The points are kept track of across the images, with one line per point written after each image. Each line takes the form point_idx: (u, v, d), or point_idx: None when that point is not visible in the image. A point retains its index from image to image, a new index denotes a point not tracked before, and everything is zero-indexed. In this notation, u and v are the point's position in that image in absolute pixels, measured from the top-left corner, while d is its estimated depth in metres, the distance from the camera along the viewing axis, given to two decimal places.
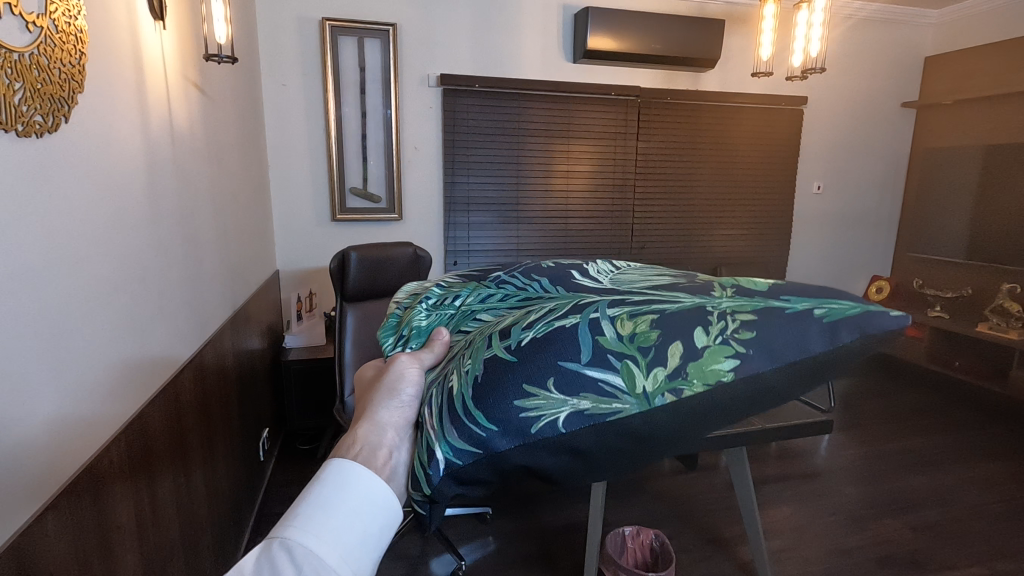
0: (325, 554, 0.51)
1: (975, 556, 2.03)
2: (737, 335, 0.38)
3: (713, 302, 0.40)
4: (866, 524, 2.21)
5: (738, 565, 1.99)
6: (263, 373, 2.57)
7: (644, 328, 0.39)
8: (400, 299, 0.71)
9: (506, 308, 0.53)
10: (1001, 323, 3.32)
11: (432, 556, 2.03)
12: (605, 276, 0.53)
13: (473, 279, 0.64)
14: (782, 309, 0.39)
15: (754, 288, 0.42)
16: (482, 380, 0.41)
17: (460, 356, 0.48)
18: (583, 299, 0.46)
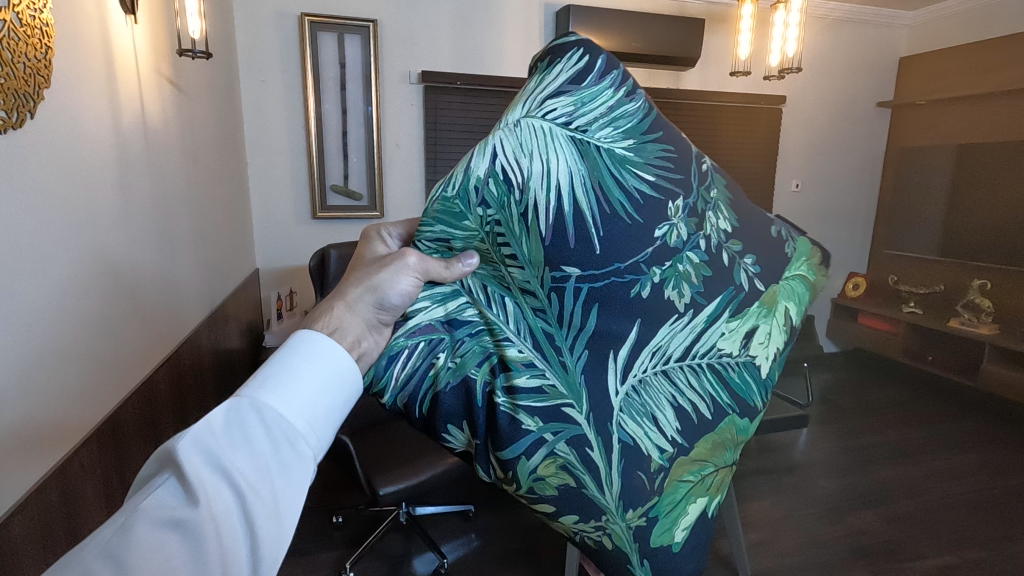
0: (295, 422, 0.60)
1: (947, 546, 2.08)
2: (587, 535, 0.77)
3: (609, 520, 0.76)
4: (843, 516, 2.26)
5: (717, 559, 2.01)
6: (243, 373, 2.54)
7: (549, 483, 0.75)
8: (503, 150, 0.75)
9: (522, 326, 0.79)
10: (972, 319, 3.40)
11: (414, 555, 2.02)
12: (632, 380, 0.79)
13: (545, 239, 0.76)
14: (624, 557, 0.76)
15: (651, 539, 0.76)
16: (447, 391, 0.77)
17: (456, 342, 0.79)
18: (568, 408, 0.76)
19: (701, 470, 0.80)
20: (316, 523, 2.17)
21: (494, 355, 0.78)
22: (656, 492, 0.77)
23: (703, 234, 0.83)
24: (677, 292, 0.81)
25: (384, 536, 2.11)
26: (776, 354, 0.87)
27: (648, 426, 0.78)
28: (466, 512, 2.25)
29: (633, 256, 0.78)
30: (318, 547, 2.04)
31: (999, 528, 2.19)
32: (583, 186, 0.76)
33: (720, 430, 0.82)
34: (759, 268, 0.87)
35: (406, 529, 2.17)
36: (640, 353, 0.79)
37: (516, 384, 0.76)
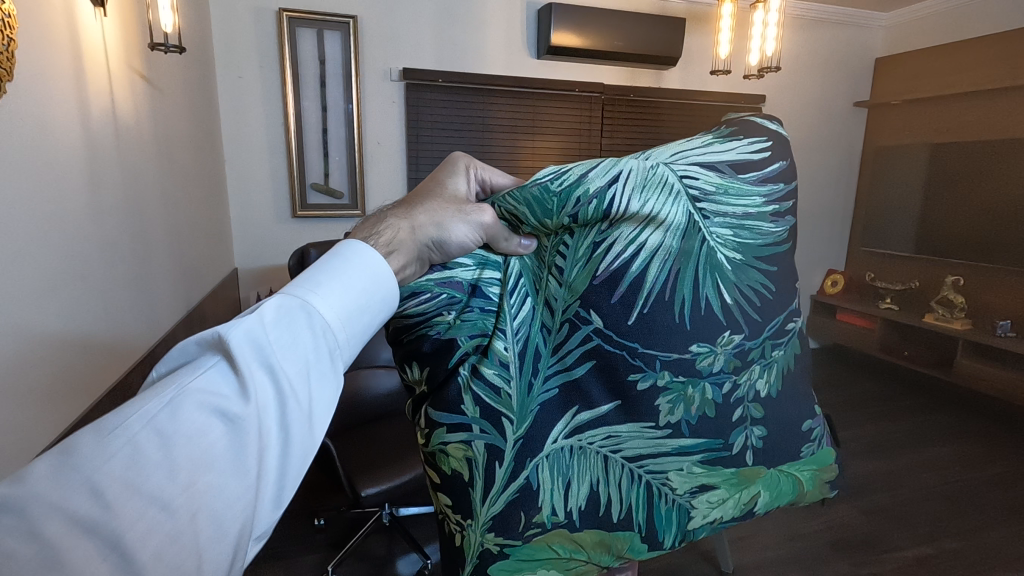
0: (336, 331, 0.63)
1: (922, 538, 2.12)
2: (448, 523, 0.80)
3: (470, 525, 0.78)
4: (823, 510, 2.29)
5: (699, 555, 2.02)
6: None
7: (450, 461, 0.78)
8: (625, 181, 0.79)
9: (518, 332, 0.82)
10: (946, 314, 3.48)
11: (398, 557, 2.00)
12: (580, 444, 0.82)
13: (595, 280, 0.81)
14: (459, 563, 0.79)
15: (487, 568, 0.79)
16: (435, 339, 0.80)
17: (463, 308, 0.81)
18: (506, 420, 0.79)
19: (576, 550, 0.82)
20: (297, 526, 2.14)
21: (489, 339, 0.81)
22: (523, 541, 0.79)
23: (733, 378, 0.85)
24: (667, 404, 0.83)
25: (367, 537, 2.09)
26: (715, 518, 0.88)
27: (562, 489, 0.81)
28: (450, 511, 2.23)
29: (677, 337, 0.82)
30: (300, 550, 2.01)
31: (972, 519, 2.23)
32: (661, 263, 0.82)
33: (615, 530, 0.84)
34: (762, 443, 0.88)
35: (389, 530, 2.15)
36: (597, 426, 0.82)
37: (486, 372, 0.79)
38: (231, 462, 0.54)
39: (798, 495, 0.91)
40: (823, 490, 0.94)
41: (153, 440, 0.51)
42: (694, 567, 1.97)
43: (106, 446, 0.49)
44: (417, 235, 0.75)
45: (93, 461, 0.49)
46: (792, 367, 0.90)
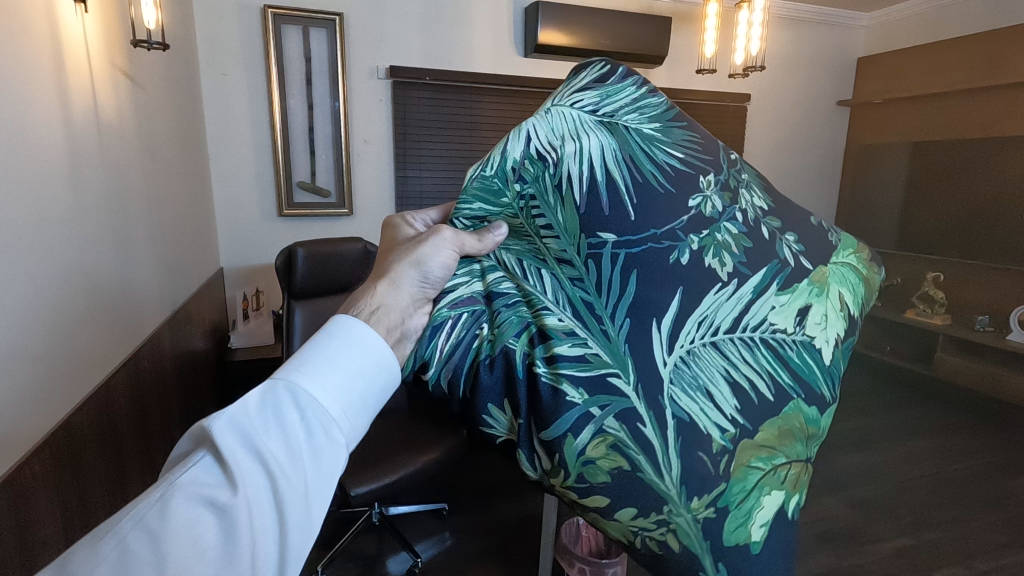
0: (328, 408, 0.61)
1: (904, 529, 2.16)
2: (649, 539, 0.65)
3: (673, 511, 0.64)
4: (808, 502, 2.33)
5: None
6: (207, 377, 2.47)
7: (601, 466, 0.66)
8: (537, 134, 0.77)
9: (563, 295, 0.74)
10: (926, 310, 3.56)
11: (388, 556, 2.00)
12: (677, 352, 0.71)
13: (582, 209, 0.75)
14: (698, 557, 0.63)
15: (723, 534, 0.64)
16: (488, 361, 0.72)
17: (495, 313, 0.75)
18: (613, 377, 0.68)
19: (775, 460, 0.69)
20: None
21: (531, 323, 0.73)
22: (724, 478, 0.66)
23: (738, 207, 0.82)
24: (716, 260, 0.76)
25: (358, 537, 2.09)
26: (836, 340, 0.80)
27: (705, 404, 0.68)
28: (440, 510, 2.23)
29: (660, 228, 0.75)
30: None
31: (952, 510, 2.28)
32: (615, 159, 0.76)
33: (784, 413, 0.72)
34: (804, 248, 0.85)
35: (379, 529, 2.15)
36: (686, 319, 0.72)
37: (560, 359, 0.69)
38: (221, 555, 0.54)
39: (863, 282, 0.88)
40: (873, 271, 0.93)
41: (140, 542, 0.52)
42: None
43: (100, 549, 0.52)
44: (404, 291, 0.73)
45: (86, 566, 0.51)
46: (763, 181, 0.92)
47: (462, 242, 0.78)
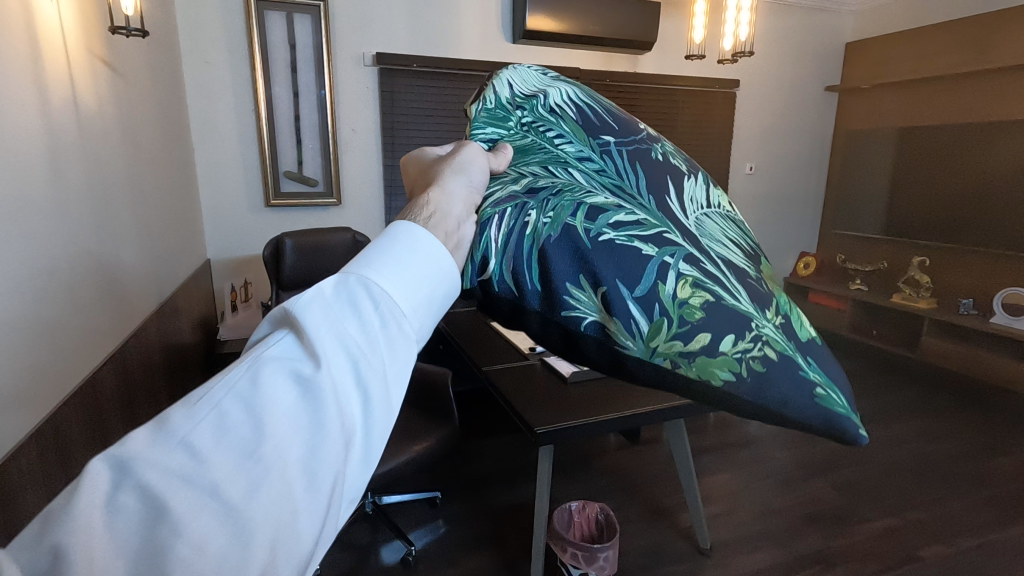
0: (402, 304, 0.45)
1: (890, 510, 2.20)
2: (751, 361, 0.49)
3: (758, 323, 0.50)
4: (796, 485, 2.36)
5: (677, 533, 2.06)
6: (195, 369, 2.44)
7: (693, 304, 0.50)
8: (517, 81, 0.75)
9: (597, 181, 0.61)
10: (912, 294, 3.60)
11: (381, 544, 2.01)
12: (690, 216, 0.60)
13: (581, 123, 0.69)
14: (798, 363, 0.49)
15: (798, 333, 0.52)
16: (551, 240, 0.53)
17: (541, 199, 0.57)
18: (669, 232, 0.55)
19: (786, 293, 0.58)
20: None
21: (583, 200, 0.56)
22: (770, 293, 0.54)
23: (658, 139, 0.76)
24: (679, 162, 0.68)
25: (351, 527, 2.10)
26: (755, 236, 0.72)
27: (728, 246, 0.58)
28: (433, 498, 2.25)
29: (641, 133, 0.70)
30: None
31: (936, 491, 2.33)
32: (587, 95, 0.74)
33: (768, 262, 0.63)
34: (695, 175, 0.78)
35: (372, 518, 2.16)
36: (683, 195, 0.62)
37: (615, 220, 0.54)
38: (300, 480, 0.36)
39: None
40: None
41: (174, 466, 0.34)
42: (674, 544, 2.00)
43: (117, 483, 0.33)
44: (458, 197, 0.56)
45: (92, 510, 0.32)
46: None
47: (494, 158, 0.63)
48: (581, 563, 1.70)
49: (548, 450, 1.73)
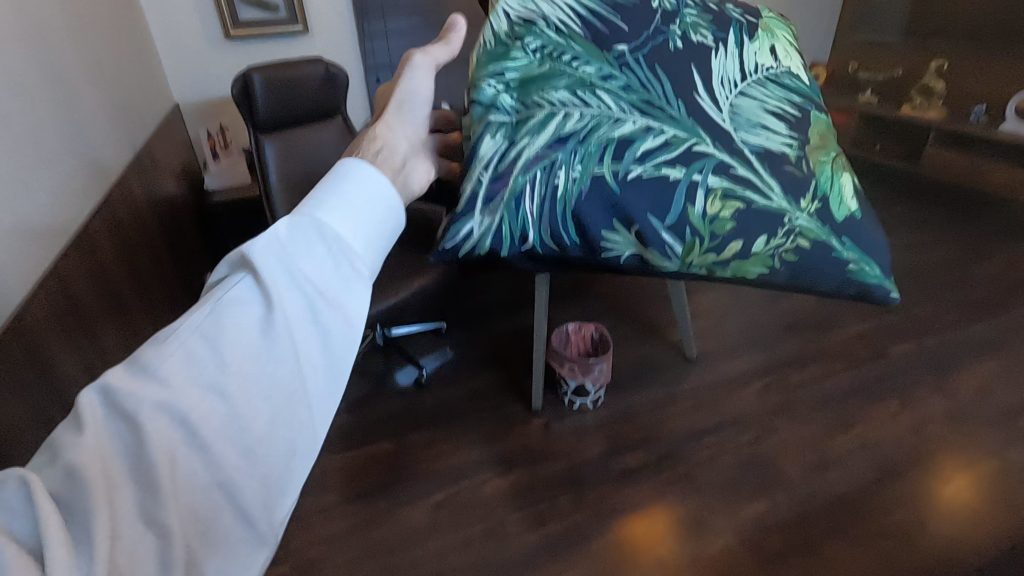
0: (346, 238, 0.58)
1: (867, 316, 2.35)
2: (783, 255, 0.77)
3: (793, 220, 0.75)
4: (782, 298, 2.49)
5: (666, 346, 2.22)
6: (188, 219, 2.43)
7: (721, 220, 0.76)
8: (511, 11, 0.81)
9: (626, 103, 0.77)
10: (923, 104, 3.39)
11: (395, 370, 2.19)
12: (726, 106, 0.79)
13: (591, 39, 0.80)
14: (781, 219, 0.75)
15: (834, 216, 0.77)
16: (585, 197, 0.78)
17: (570, 152, 0.77)
18: (698, 145, 0.76)
19: (832, 153, 0.81)
20: None
21: (612, 138, 0.76)
22: (812, 176, 0.77)
23: (671, 25, 0.83)
24: (687, 35, 0.82)
25: (366, 357, 2.26)
26: (802, 96, 0.84)
27: (770, 130, 0.78)
28: (439, 328, 2.39)
29: (656, 20, 0.82)
30: None
31: (913, 296, 2.46)
32: (576, 11, 0.80)
33: (819, 112, 0.84)
34: (715, 24, 0.85)
35: (384, 348, 2.32)
36: (676, 147, 0.76)
37: (643, 151, 0.76)
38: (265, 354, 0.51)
39: (772, 35, 0.89)
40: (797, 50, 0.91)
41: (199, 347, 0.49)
42: (663, 356, 2.18)
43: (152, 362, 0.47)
44: (393, 147, 0.78)
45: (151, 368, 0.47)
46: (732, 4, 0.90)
47: (423, 169, 0.82)
48: (577, 376, 1.87)
49: (545, 278, 1.78)
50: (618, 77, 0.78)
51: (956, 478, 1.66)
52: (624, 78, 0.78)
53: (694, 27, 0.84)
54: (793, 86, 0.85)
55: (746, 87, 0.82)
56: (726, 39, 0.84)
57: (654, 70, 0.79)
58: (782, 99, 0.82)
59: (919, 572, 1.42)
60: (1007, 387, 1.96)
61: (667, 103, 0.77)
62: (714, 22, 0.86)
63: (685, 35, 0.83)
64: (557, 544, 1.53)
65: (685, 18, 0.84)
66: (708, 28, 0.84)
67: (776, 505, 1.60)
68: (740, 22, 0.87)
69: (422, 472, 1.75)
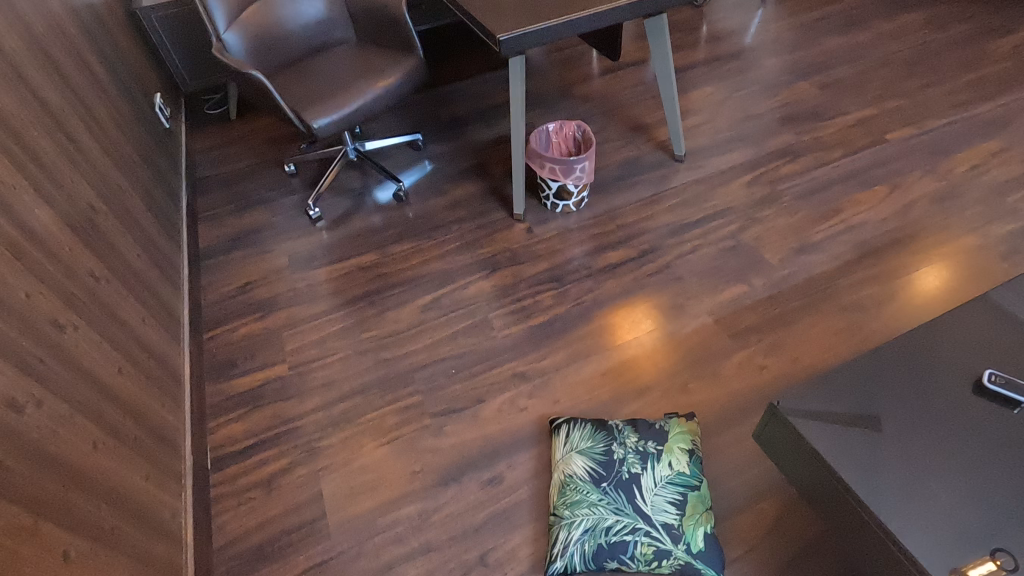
0: None
1: (870, 102, 2.19)
2: (674, 563, 1.16)
3: (680, 559, 1.15)
4: (781, 90, 2.29)
5: (654, 146, 2.10)
6: (123, 31, 2.05)
7: (645, 559, 1.16)
8: (557, 461, 1.32)
9: (613, 527, 1.19)
10: None
11: (372, 187, 2.09)
12: (649, 514, 1.20)
13: (590, 481, 1.26)
14: (688, 566, 1.16)
15: (696, 550, 1.17)
16: (575, 559, 1.18)
17: (567, 537, 1.20)
18: (638, 535, 1.18)
19: (701, 520, 1.20)
20: (271, 174, 2.17)
21: (595, 536, 1.19)
22: (684, 536, 1.18)
23: (635, 467, 1.27)
24: (643, 491, 1.23)
25: (340, 174, 2.14)
26: (691, 480, 1.25)
27: (667, 514, 1.20)
28: (415, 142, 2.21)
29: (626, 488, 1.24)
30: (279, 194, 2.09)
31: (922, 79, 2.28)
32: (590, 466, 1.28)
33: (700, 498, 1.24)
34: (677, 465, 1.27)
35: (358, 164, 2.18)
36: (627, 535, 1.18)
37: (612, 539, 1.18)
38: None
39: (690, 451, 1.30)
40: (692, 437, 1.32)
41: None
42: (650, 156, 2.07)
43: None
44: None
45: None
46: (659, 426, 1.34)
47: None
48: (558, 178, 1.79)
49: (520, 62, 1.58)
50: (600, 496, 1.24)
51: (930, 254, 1.69)
52: (604, 500, 1.23)
53: (629, 461, 1.27)
54: (680, 478, 1.25)
55: (660, 489, 1.23)
56: (649, 464, 1.27)
57: (620, 492, 1.23)
58: (674, 492, 1.23)
59: (878, 336, 1.52)
60: (999, 167, 1.91)
61: (627, 511, 1.21)
62: (642, 452, 1.29)
63: (627, 470, 1.26)
64: (541, 334, 1.60)
65: (625, 458, 1.28)
66: (639, 463, 1.27)
67: (752, 289, 1.65)
68: (654, 451, 1.29)
69: (408, 278, 1.77)
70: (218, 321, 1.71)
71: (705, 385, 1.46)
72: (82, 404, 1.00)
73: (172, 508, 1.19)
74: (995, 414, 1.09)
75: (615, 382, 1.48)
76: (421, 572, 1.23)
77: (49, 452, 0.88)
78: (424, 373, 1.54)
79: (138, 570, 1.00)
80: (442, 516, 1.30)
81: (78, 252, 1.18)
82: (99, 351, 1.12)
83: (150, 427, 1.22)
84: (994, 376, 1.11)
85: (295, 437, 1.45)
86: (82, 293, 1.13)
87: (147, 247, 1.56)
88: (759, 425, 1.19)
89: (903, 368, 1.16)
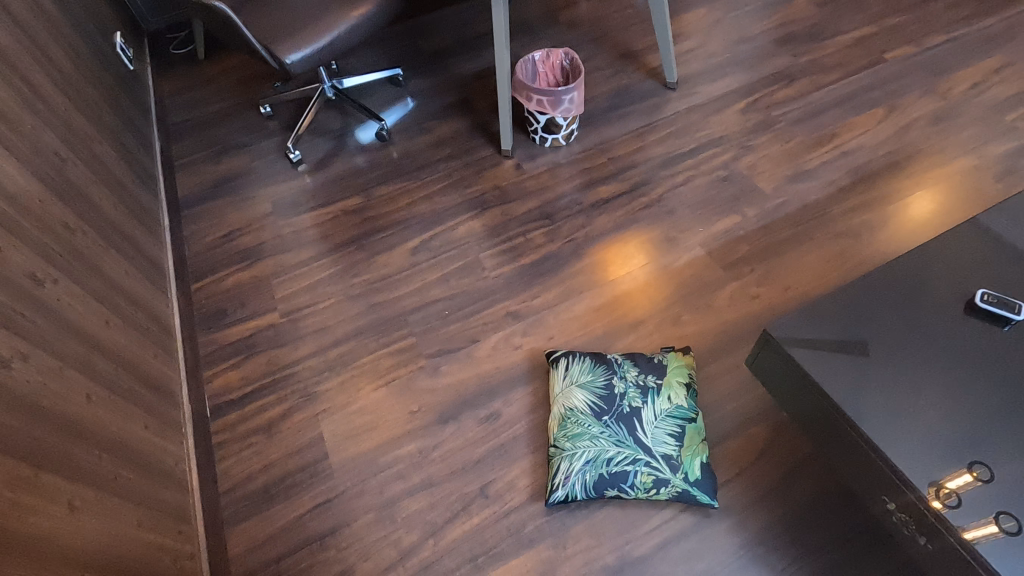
0: None
1: (870, 19, 2.09)
2: (671, 490, 1.20)
3: (678, 487, 1.20)
4: (776, 9, 2.18)
5: (645, 74, 2.02)
6: None
7: (644, 486, 1.20)
8: (558, 395, 1.33)
9: (614, 458, 1.22)
10: None
11: (354, 127, 2.00)
12: (649, 445, 1.23)
13: (592, 415, 1.28)
14: (684, 492, 1.20)
15: (694, 478, 1.21)
16: (576, 488, 1.21)
17: (568, 468, 1.23)
18: (638, 465, 1.21)
19: (699, 451, 1.24)
20: (246, 116, 2.07)
21: (596, 466, 1.21)
22: (682, 466, 1.22)
23: (636, 401, 1.29)
24: (644, 425, 1.26)
25: (319, 115, 2.05)
26: (689, 413, 1.28)
27: (667, 445, 1.24)
28: (395, 78, 2.10)
29: (627, 422, 1.26)
30: (256, 138, 2.00)
31: None
32: (591, 401, 1.29)
33: (698, 430, 1.27)
34: (676, 398, 1.29)
35: (338, 104, 2.08)
36: (628, 465, 1.21)
37: (613, 469, 1.21)
38: None
39: (689, 384, 1.32)
40: (690, 371, 1.35)
41: None
42: (641, 85, 1.99)
43: None
44: None
45: None
46: (658, 361, 1.35)
47: None
48: (546, 110, 1.73)
49: None
50: (601, 428, 1.26)
51: (924, 177, 1.66)
52: (605, 433, 1.25)
53: (630, 395, 1.29)
54: (678, 411, 1.28)
55: (659, 422, 1.26)
56: (649, 397, 1.29)
57: (620, 425, 1.26)
58: (673, 424, 1.26)
59: (870, 263, 1.51)
60: (998, 84, 1.85)
61: (628, 443, 1.24)
62: (642, 386, 1.31)
63: (627, 404, 1.28)
64: (534, 273, 1.58)
65: (627, 393, 1.30)
66: (639, 397, 1.29)
67: (746, 220, 1.63)
68: (654, 385, 1.31)
69: (396, 221, 1.73)
70: (204, 271, 1.68)
71: (697, 318, 1.47)
72: (72, 357, 0.99)
73: (174, 455, 1.20)
74: (985, 332, 1.11)
75: (609, 317, 1.49)
76: (424, 505, 1.27)
77: (40, 406, 0.87)
78: (418, 315, 1.54)
79: (146, 515, 1.02)
80: (442, 453, 1.33)
81: (49, 203, 1.13)
82: (83, 304, 1.10)
83: (143, 378, 1.22)
84: (986, 295, 1.12)
85: (293, 383, 1.45)
86: (56, 245, 1.10)
87: (122, 197, 1.51)
88: (754, 354, 1.20)
89: (897, 292, 1.16)
